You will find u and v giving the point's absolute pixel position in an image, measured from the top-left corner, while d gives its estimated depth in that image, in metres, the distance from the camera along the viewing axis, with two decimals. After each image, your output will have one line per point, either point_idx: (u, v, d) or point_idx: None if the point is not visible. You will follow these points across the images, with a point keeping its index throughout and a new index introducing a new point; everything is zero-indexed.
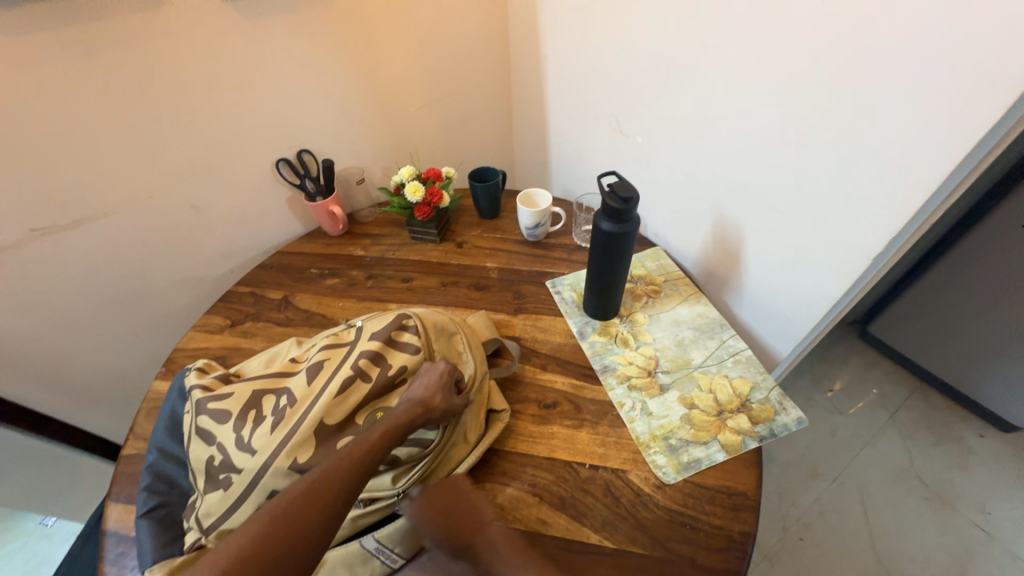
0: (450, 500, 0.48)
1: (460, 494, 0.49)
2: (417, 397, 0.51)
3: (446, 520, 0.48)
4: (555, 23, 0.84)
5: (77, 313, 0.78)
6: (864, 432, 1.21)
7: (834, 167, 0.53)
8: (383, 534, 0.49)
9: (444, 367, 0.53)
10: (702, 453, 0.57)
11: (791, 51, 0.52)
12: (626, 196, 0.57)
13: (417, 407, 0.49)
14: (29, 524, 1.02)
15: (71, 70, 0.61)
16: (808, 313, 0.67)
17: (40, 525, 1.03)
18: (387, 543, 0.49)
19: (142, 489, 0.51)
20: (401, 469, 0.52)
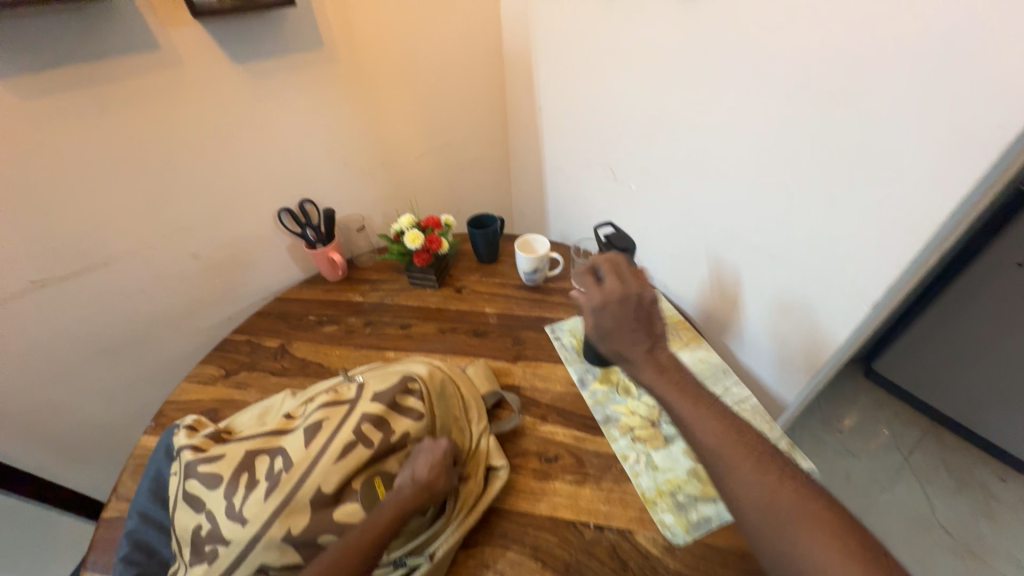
0: (636, 319, 0.53)
1: (647, 319, 0.54)
2: (421, 479, 0.49)
3: (634, 316, 0.53)
4: (550, 79, 0.89)
5: (70, 364, 0.77)
6: (879, 478, 1.16)
7: (827, 214, 0.55)
8: None
9: (446, 445, 0.51)
10: (711, 510, 0.55)
11: (776, 106, 0.55)
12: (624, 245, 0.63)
13: (422, 492, 0.48)
14: None
15: (85, 130, 0.64)
16: (810, 359, 0.67)
17: None
18: None
19: (119, 559, 0.49)
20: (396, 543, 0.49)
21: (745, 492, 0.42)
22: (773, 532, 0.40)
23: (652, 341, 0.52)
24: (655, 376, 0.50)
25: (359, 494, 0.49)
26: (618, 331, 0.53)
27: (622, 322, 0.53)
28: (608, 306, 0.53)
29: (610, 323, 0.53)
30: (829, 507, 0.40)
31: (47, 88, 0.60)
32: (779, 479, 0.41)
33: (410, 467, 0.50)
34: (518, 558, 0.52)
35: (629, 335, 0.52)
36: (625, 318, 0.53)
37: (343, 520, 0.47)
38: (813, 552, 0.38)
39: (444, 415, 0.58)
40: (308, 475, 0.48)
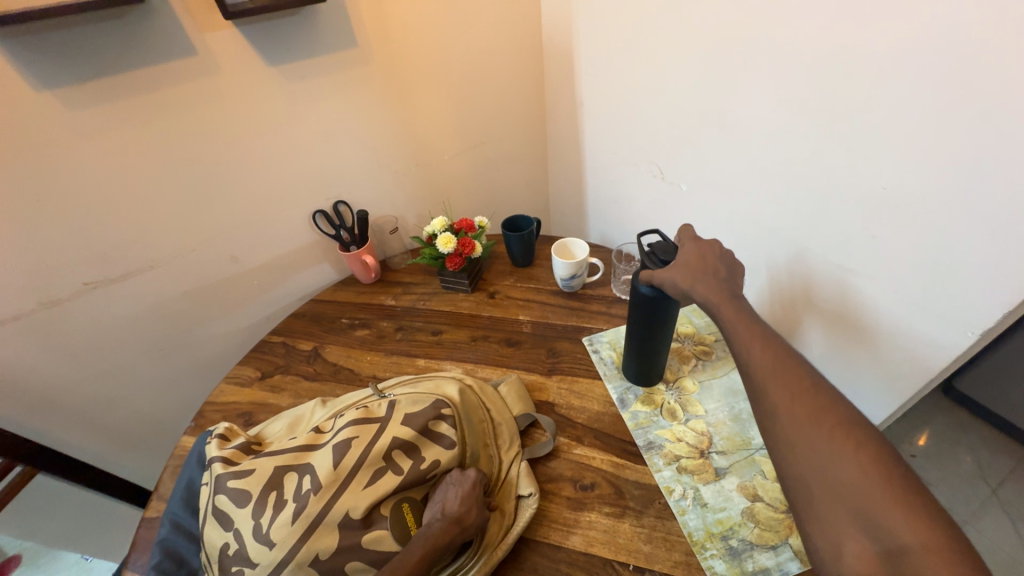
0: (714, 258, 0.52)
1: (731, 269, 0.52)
2: (452, 513, 0.48)
3: (709, 258, 0.52)
4: (593, 70, 0.83)
5: (120, 361, 0.81)
6: (959, 510, 1.07)
7: (925, 231, 0.46)
8: None
9: (476, 477, 0.51)
10: (770, 561, 0.48)
11: (867, 97, 0.46)
12: (667, 257, 0.54)
13: (453, 526, 0.47)
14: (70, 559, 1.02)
15: (128, 137, 0.66)
16: (894, 387, 0.58)
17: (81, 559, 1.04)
18: None
19: (151, 567, 0.49)
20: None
21: (789, 405, 0.40)
22: (805, 441, 0.38)
23: (725, 278, 0.51)
24: (722, 298, 0.48)
25: (388, 520, 0.48)
26: (695, 263, 0.52)
27: (698, 258, 0.52)
28: (689, 246, 0.54)
29: (688, 256, 0.52)
30: (870, 436, 0.38)
31: (91, 97, 0.61)
32: (825, 404, 0.40)
33: (439, 502, 0.50)
34: None
35: (702, 267, 0.51)
36: (701, 255, 0.53)
37: (369, 546, 0.46)
38: (845, 467, 0.36)
39: (474, 442, 0.56)
40: (336, 500, 0.47)
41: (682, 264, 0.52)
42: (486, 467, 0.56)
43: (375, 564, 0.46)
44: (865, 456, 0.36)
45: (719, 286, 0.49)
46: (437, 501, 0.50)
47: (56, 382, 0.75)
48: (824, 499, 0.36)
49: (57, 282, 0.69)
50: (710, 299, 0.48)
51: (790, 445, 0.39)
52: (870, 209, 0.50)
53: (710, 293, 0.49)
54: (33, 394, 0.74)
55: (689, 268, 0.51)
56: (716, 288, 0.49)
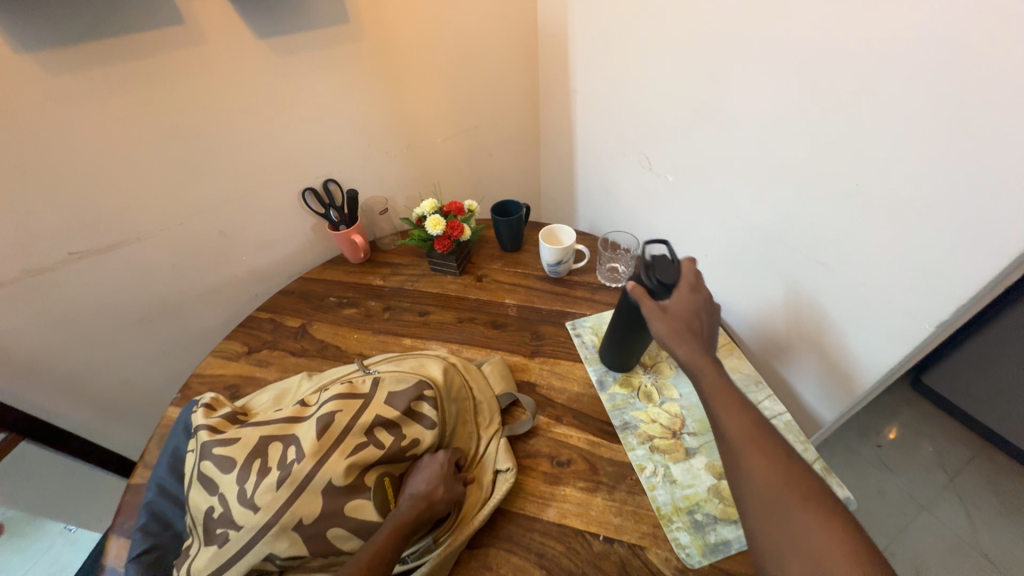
0: (695, 313, 0.53)
1: (707, 326, 0.54)
2: (420, 491, 0.51)
3: (699, 315, 0.53)
4: (587, 58, 0.83)
5: (105, 331, 0.81)
6: (917, 495, 1.14)
7: (889, 224, 0.49)
8: None
9: (444, 457, 0.54)
10: (731, 533, 0.52)
11: (846, 97, 0.48)
12: (663, 279, 0.54)
13: (421, 502, 0.50)
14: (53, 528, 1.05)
15: (114, 106, 0.65)
16: (858, 378, 0.60)
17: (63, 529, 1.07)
18: None
19: (137, 528, 0.51)
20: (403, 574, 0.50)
21: (766, 473, 0.42)
22: (780, 511, 0.41)
23: (704, 336, 0.52)
24: (699, 360, 0.50)
25: (370, 491, 0.50)
26: (682, 318, 0.52)
27: (691, 310, 0.53)
28: (684, 291, 0.54)
29: (681, 305, 0.53)
30: (836, 505, 0.40)
31: (76, 64, 0.60)
32: (797, 473, 0.42)
33: (409, 485, 0.52)
34: (523, 564, 0.51)
35: (692, 324, 0.52)
36: (694, 307, 0.53)
37: (350, 514, 0.48)
38: (811, 535, 0.39)
39: (454, 421, 0.58)
40: (319, 468, 0.48)
41: (675, 314, 0.52)
42: (463, 447, 0.58)
43: (355, 532, 0.48)
44: (830, 522, 0.39)
45: (702, 347, 0.51)
46: (407, 485, 0.53)
47: (41, 351, 0.75)
48: (793, 561, 0.38)
49: (42, 251, 0.69)
50: (689, 358, 0.50)
51: (766, 509, 0.41)
52: (843, 205, 0.52)
53: (692, 356, 0.50)
54: (17, 362, 0.74)
55: (678, 319, 0.52)
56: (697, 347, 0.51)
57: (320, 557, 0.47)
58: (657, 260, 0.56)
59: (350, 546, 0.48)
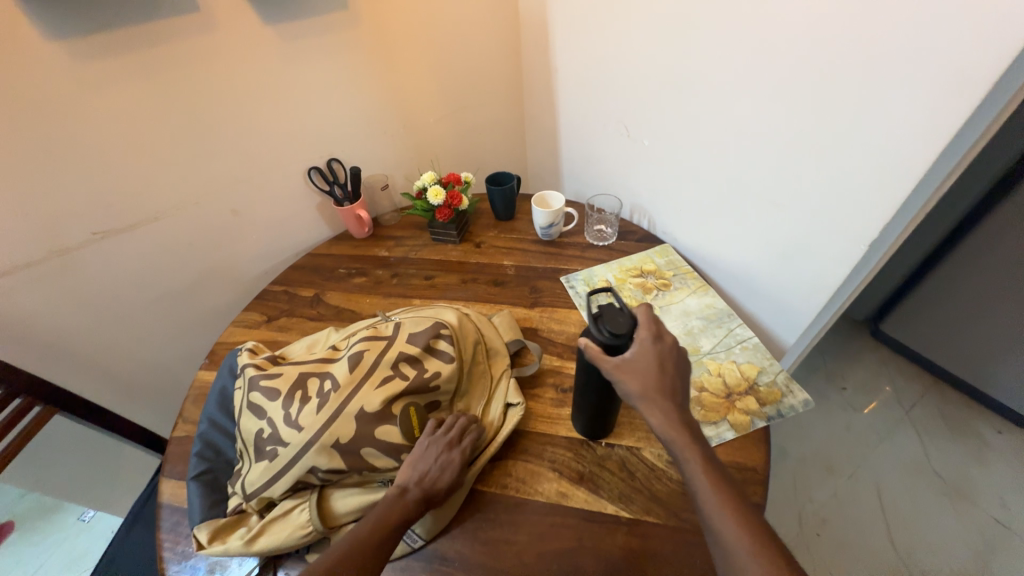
0: (654, 368, 0.48)
1: (669, 377, 0.49)
2: (428, 481, 0.52)
3: (666, 368, 0.49)
4: (566, 37, 0.90)
5: (126, 310, 0.85)
6: (878, 428, 1.26)
7: (829, 164, 0.58)
8: None
9: (462, 454, 0.55)
10: (711, 431, 0.61)
11: (788, 57, 0.56)
12: (616, 333, 0.47)
13: (428, 495, 0.51)
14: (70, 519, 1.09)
15: (133, 90, 0.69)
16: (813, 302, 0.70)
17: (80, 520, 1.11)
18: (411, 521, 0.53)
19: (194, 454, 0.58)
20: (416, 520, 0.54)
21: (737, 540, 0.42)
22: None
23: (670, 391, 0.48)
24: (664, 422, 0.47)
25: (397, 419, 0.55)
26: (641, 379, 0.48)
27: (654, 363, 0.48)
28: (643, 342, 0.49)
29: (643, 359, 0.48)
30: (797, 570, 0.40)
31: (96, 50, 0.64)
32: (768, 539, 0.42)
33: (420, 470, 0.52)
34: (539, 470, 0.59)
35: (662, 383, 0.48)
36: (658, 360, 0.49)
37: (382, 436, 0.53)
38: None
39: (470, 361, 0.63)
40: (353, 397, 0.54)
41: (638, 370, 0.48)
42: (477, 387, 0.63)
43: (386, 450, 0.53)
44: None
45: (675, 410, 0.48)
46: (415, 464, 0.53)
47: (65, 329, 0.79)
48: None
49: (67, 231, 0.73)
50: (664, 428, 0.47)
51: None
52: (791, 150, 0.61)
53: (657, 420, 0.47)
54: (45, 341, 0.78)
55: (643, 375, 0.48)
56: (662, 407, 0.47)
57: (357, 472, 0.53)
58: (606, 308, 0.49)
59: (382, 463, 0.53)
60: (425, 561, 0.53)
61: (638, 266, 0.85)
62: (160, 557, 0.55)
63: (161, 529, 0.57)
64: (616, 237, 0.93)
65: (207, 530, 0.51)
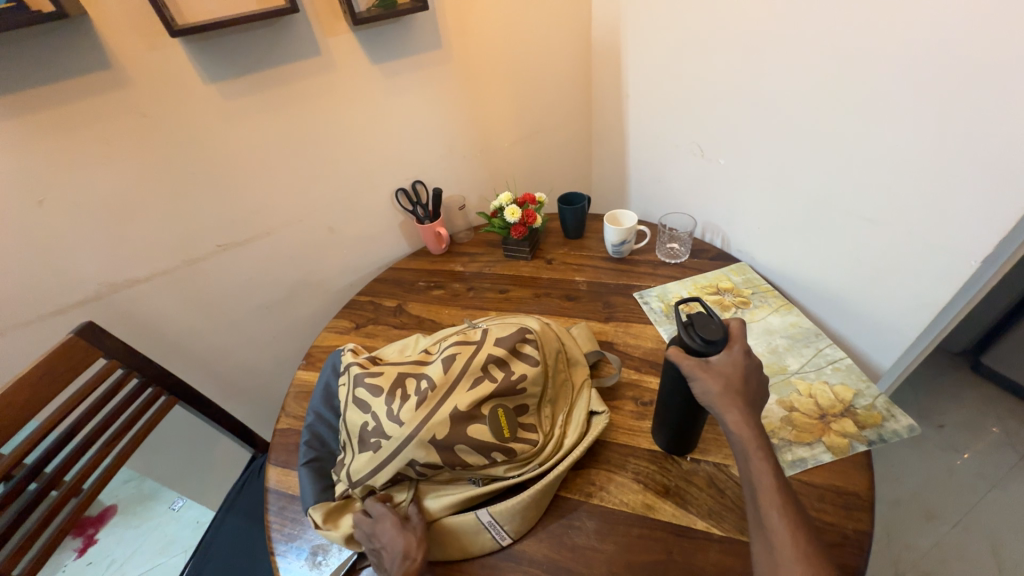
0: (742, 378, 0.48)
1: (751, 384, 0.49)
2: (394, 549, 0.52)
3: (749, 379, 0.49)
4: (640, 64, 0.95)
5: (235, 314, 0.96)
6: (987, 473, 1.12)
7: (930, 176, 0.56)
8: (496, 511, 0.55)
9: (383, 513, 0.54)
10: (807, 453, 0.58)
11: (884, 72, 0.56)
12: (710, 339, 0.47)
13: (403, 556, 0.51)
14: (162, 508, 1.25)
15: (263, 121, 0.81)
16: (913, 322, 0.66)
17: (169, 509, 1.25)
18: (499, 519, 0.55)
19: (303, 443, 0.64)
20: (496, 528, 0.55)
21: (794, 558, 0.41)
22: None
23: (751, 399, 0.48)
24: (740, 422, 0.47)
25: (487, 418, 0.57)
26: (727, 385, 0.47)
27: (742, 371, 0.48)
28: (733, 351, 0.48)
29: (730, 368, 0.48)
30: None
31: (240, 90, 0.76)
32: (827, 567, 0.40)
33: (382, 555, 0.52)
34: (622, 481, 0.59)
35: (743, 389, 0.48)
36: (745, 370, 0.48)
37: (473, 434, 0.56)
38: None
39: (553, 368, 0.64)
40: (448, 396, 0.57)
41: (723, 375, 0.48)
42: (559, 394, 0.64)
43: (478, 448, 0.56)
44: None
45: (751, 417, 0.47)
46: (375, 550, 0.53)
47: (186, 329, 0.90)
48: None
49: (199, 242, 0.85)
50: (738, 426, 0.47)
51: None
52: (887, 162, 0.60)
53: (735, 423, 0.47)
54: (170, 338, 0.89)
55: (728, 378, 0.48)
56: (744, 411, 0.47)
57: (450, 467, 0.56)
58: (695, 316, 0.50)
59: (473, 459, 0.56)
60: (512, 560, 0.54)
61: (713, 284, 0.85)
62: (269, 537, 0.60)
63: (269, 512, 0.62)
64: (688, 255, 0.94)
65: (320, 512, 0.56)
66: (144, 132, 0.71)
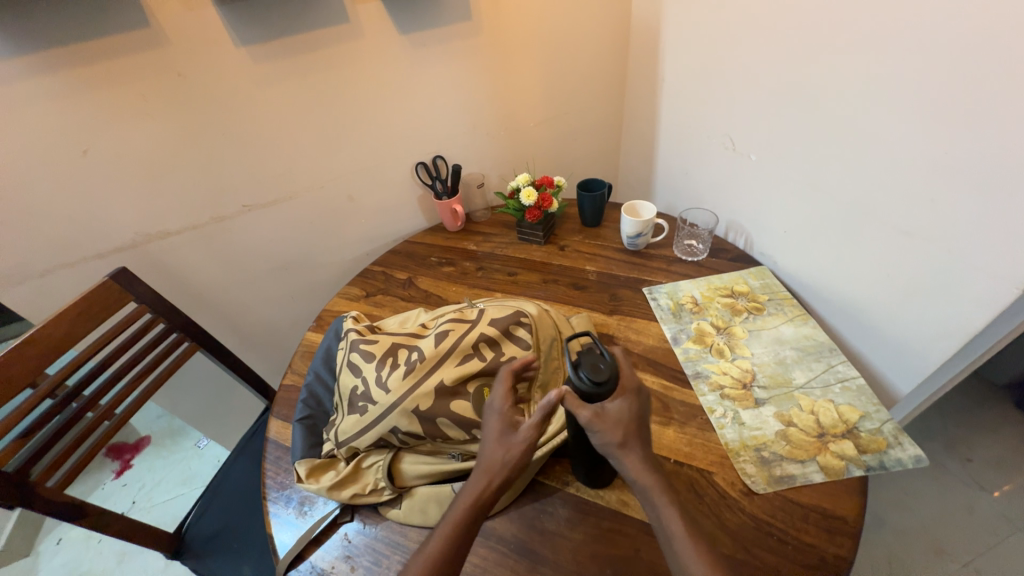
0: (638, 419, 0.47)
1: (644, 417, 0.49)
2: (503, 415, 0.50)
3: (642, 417, 0.48)
4: (677, 49, 0.90)
5: (258, 272, 1.01)
6: (1012, 516, 1.04)
7: (974, 192, 0.51)
8: None
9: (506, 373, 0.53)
10: (797, 470, 0.56)
11: (941, 70, 0.51)
12: (597, 379, 0.45)
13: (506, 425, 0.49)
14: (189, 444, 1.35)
15: (291, 86, 0.82)
16: (938, 348, 0.61)
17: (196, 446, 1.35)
18: None
19: (300, 400, 0.68)
20: None
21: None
22: None
23: (647, 436, 0.48)
24: (641, 466, 0.46)
25: (470, 396, 0.58)
26: (622, 426, 0.46)
27: (636, 412, 0.47)
28: (626, 393, 0.47)
29: (624, 410, 0.47)
30: None
31: (269, 54, 0.77)
32: None
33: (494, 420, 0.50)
34: None
35: (640, 430, 0.47)
36: (638, 410, 0.48)
37: (456, 411, 0.56)
38: None
39: (546, 355, 0.64)
40: (435, 370, 0.58)
41: (618, 419, 0.47)
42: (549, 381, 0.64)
43: (458, 423, 0.56)
44: None
45: (651, 459, 0.47)
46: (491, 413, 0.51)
47: (211, 281, 0.96)
48: None
49: (225, 201, 0.89)
50: (641, 472, 0.46)
51: None
52: (929, 175, 0.55)
53: (636, 466, 0.46)
54: (196, 289, 0.95)
55: (624, 423, 0.47)
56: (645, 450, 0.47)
57: (430, 439, 0.57)
58: (584, 352, 0.47)
59: (454, 433, 0.57)
60: (482, 535, 0.56)
61: (728, 286, 0.82)
62: (264, 483, 0.64)
63: (266, 460, 0.66)
64: (707, 254, 0.90)
65: (305, 466, 0.59)
66: (178, 90, 0.74)
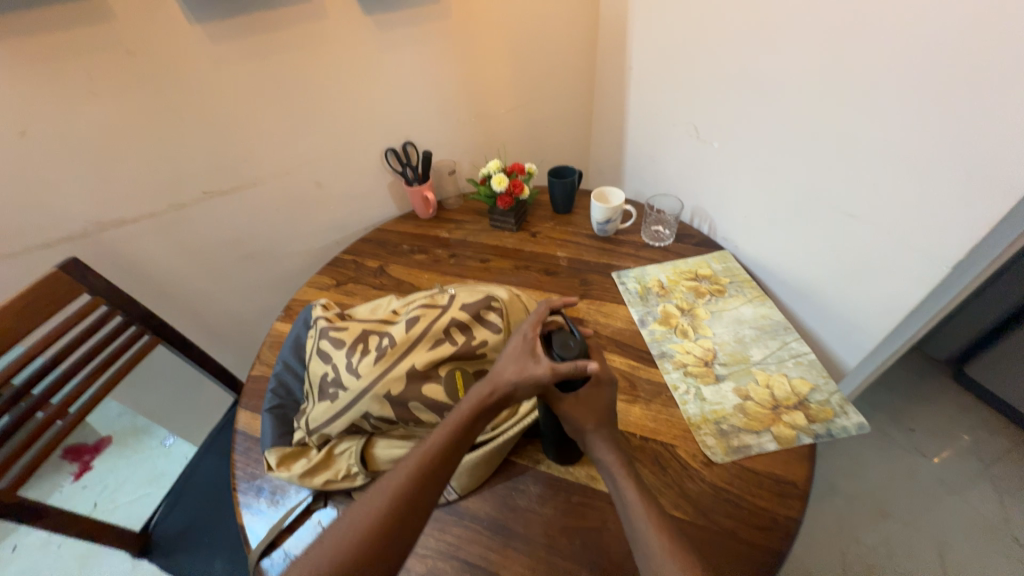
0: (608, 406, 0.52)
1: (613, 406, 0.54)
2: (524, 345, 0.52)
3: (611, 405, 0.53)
4: (643, 37, 0.91)
5: (221, 262, 0.97)
6: (947, 478, 1.14)
7: (911, 177, 0.55)
8: None
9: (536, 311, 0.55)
10: (753, 440, 0.59)
11: (883, 61, 0.54)
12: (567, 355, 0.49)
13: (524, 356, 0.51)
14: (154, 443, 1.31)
15: (251, 68, 0.79)
16: (880, 323, 0.66)
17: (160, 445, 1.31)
18: None
19: (269, 390, 0.67)
20: None
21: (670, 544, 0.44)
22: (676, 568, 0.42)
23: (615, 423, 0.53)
24: (608, 447, 0.50)
25: (442, 379, 0.59)
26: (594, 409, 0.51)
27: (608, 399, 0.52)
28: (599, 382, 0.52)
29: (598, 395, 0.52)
30: None
31: (226, 32, 0.74)
32: None
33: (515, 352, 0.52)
34: None
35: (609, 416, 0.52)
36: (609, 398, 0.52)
37: (428, 394, 0.57)
38: None
39: None
40: (406, 355, 0.58)
41: (591, 403, 0.51)
42: None
43: (430, 407, 0.57)
44: None
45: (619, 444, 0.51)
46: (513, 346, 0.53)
47: (172, 272, 0.92)
48: None
49: (184, 188, 0.85)
50: (607, 451, 0.50)
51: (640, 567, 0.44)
52: (872, 160, 0.59)
53: (603, 448, 0.50)
54: (155, 279, 0.91)
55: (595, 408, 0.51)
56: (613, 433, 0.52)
57: (402, 423, 0.57)
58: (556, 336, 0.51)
59: (426, 416, 0.57)
60: (455, 514, 0.57)
61: (693, 270, 0.85)
62: (233, 474, 0.63)
63: (235, 451, 0.65)
64: (673, 239, 0.93)
65: (275, 455, 0.59)
66: (127, 69, 0.70)
